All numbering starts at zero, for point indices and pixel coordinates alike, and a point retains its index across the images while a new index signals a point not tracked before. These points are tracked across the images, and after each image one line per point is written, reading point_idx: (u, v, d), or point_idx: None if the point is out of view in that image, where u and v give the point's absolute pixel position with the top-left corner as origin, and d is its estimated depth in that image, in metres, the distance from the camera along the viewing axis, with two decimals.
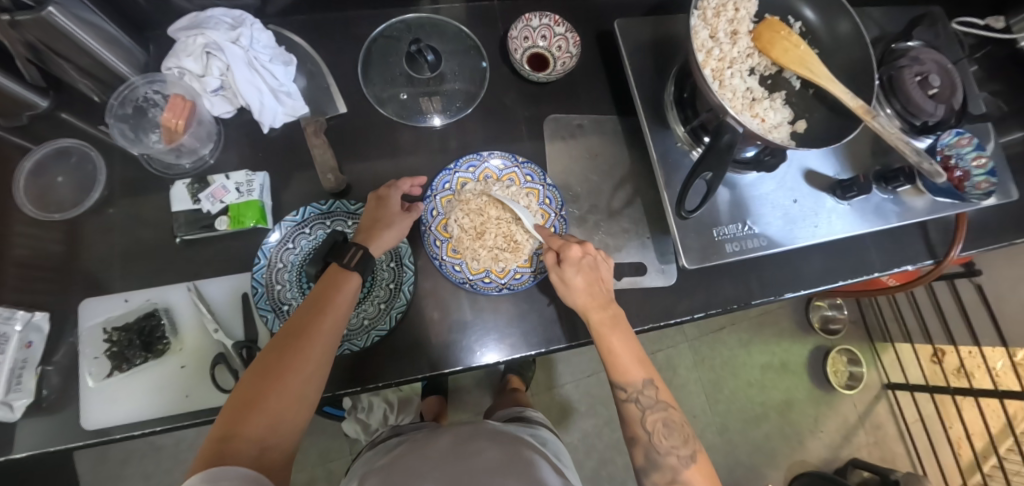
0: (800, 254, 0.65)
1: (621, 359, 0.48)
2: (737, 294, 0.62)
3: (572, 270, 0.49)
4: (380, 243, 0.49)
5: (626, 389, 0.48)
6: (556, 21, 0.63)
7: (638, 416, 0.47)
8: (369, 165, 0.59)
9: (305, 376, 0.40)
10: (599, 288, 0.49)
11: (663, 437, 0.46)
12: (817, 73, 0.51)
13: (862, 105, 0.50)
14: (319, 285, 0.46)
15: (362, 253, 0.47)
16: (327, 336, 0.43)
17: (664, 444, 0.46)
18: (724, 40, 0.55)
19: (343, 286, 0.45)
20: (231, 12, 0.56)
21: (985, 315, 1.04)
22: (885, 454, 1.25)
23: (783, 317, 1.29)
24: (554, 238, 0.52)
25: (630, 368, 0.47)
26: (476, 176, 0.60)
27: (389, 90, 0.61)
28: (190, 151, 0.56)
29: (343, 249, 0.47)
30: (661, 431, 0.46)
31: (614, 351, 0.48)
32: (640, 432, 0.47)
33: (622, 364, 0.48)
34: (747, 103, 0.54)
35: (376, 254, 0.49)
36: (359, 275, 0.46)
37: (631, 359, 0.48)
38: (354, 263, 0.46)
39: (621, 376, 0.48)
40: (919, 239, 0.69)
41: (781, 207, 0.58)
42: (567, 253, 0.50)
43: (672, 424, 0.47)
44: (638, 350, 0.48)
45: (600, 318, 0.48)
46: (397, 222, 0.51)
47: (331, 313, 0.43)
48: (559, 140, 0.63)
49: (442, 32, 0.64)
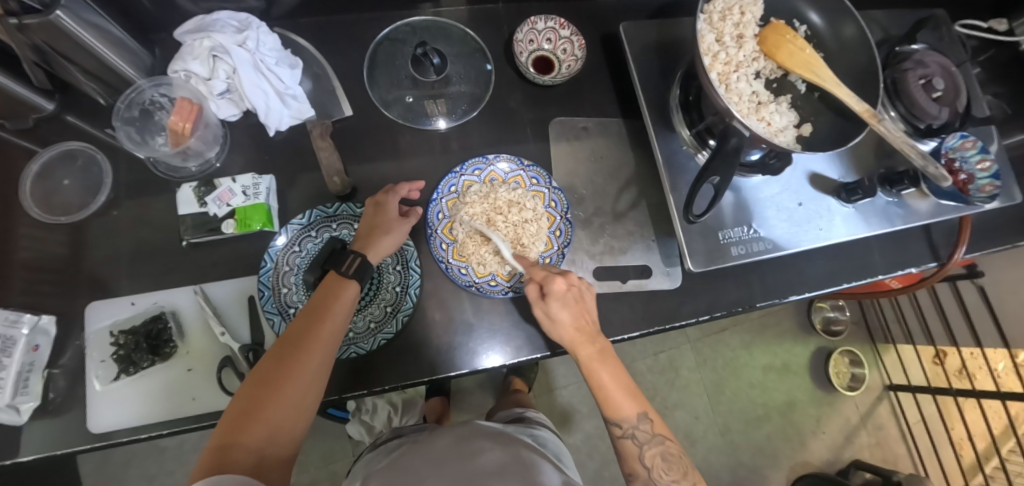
0: (803, 256, 0.65)
1: (613, 395, 0.48)
2: (741, 296, 0.62)
3: (557, 304, 0.48)
4: (379, 249, 0.50)
5: (621, 425, 0.48)
6: (561, 24, 0.63)
7: (636, 452, 0.47)
8: (374, 168, 0.59)
9: (303, 384, 0.40)
10: (585, 321, 0.49)
11: (662, 472, 0.46)
12: (822, 76, 0.51)
13: (868, 109, 0.50)
14: (316, 294, 0.46)
15: (361, 260, 0.47)
16: (326, 345, 0.43)
17: (664, 479, 0.46)
18: (730, 44, 0.55)
19: (342, 296, 0.46)
20: (241, 15, 0.56)
21: (988, 317, 1.04)
22: (886, 456, 1.25)
23: (784, 318, 1.29)
24: (536, 270, 0.51)
25: (623, 405, 0.48)
26: (482, 178, 0.60)
27: (395, 92, 0.61)
28: (196, 154, 0.56)
29: (341, 258, 0.48)
30: (660, 466, 0.46)
31: (605, 387, 0.48)
32: (639, 468, 0.47)
33: (615, 401, 0.48)
34: (753, 107, 0.54)
35: (375, 261, 0.49)
36: (357, 283, 0.46)
37: (624, 393, 0.48)
38: (353, 270, 0.47)
39: (615, 412, 0.48)
40: (923, 242, 0.69)
41: (787, 210, 0.59)
42: (551, 287, 0.48)
43: (670, 457, 0.47)
44: (629, 384, 0.49)
45: (588, 354, 0.48)
46: (398, 228, 0.51)
47: (329, 322, 0.43)
48: (564, 143, 0.63)
49: (447, 35, 0.64)
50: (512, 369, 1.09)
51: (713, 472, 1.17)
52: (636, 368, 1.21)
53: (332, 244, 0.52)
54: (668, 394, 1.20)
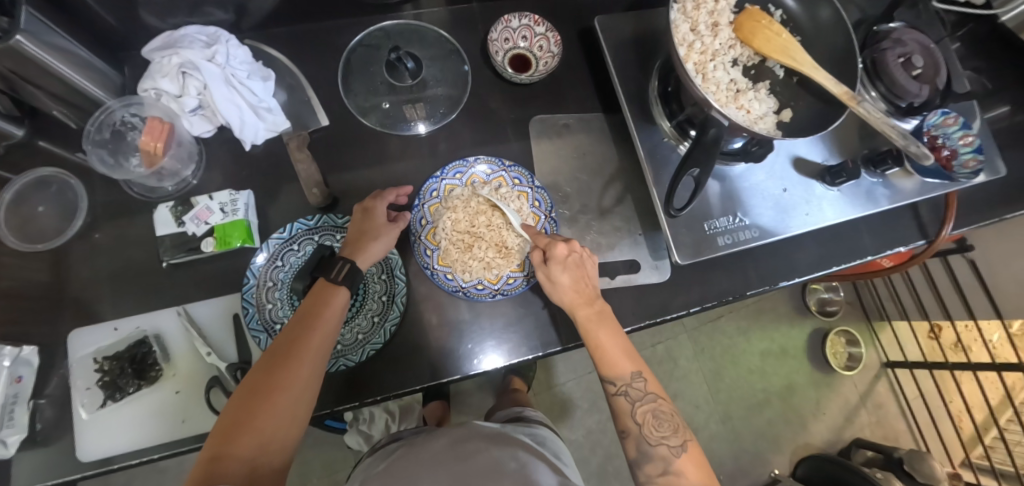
0: (793, 241, 0.65)
1: (609, 353, 0.48)
2: (732, 285, 0.62)
3: (558, 268, 0.48)
4: (369, 255, 0.49)
5: (615, 383, 0.48)
6: (536, 21, 0.63)
7: (628, 409, 0.47)
8: (355, 176, 0.58)
9: (295, 392, 0.40)
10: (585, 285, 0.49)
11: (653, 428, 0.46)
12: (800, 61, 0.50)
13: (846, 91, 0.49)
14: (306, 302, 0.45)
15: (350, 267, 0.47)
16: (316, 351, 0.42)
17: (655, 434, 0.46)
18: (705, 33, 0.54)
19: (331, 302, 0.45)
20: (209, 29, 0.56)
21: (981, 291, 1.05)
22: (887, 433, 1.26)
23: (780, 302, 1.29)
24: (542, 236, 0.52)
25: (619, 362, 0.48)
26: (464, 182, 0.59)
27: (371, 99, 0.60)
28: (172, 173, 0.55)
29: (331, 263, 0.47)
30: (650, 422, 0.46)
31: (602, 347, 0.48)
32: (630, 425, 0.47)
33: (611, 358, 0.48)
34: (731, 95, 0.53)
35: (363, 268, 0.48)
36: (346, 289, 0.46)
37: (620, 352, 0.48)
38: (342, 277, 0.46)
39: (610, 370, 0.48)
40: (911, 219, 0.69)
41: (772, 197, 0.58)
42: (553, 252, 0.49)
43: (661, 414, 0.47)
44: (626, 344, 0.49)
45: (587, 315, 0.48)
46: (385, 234, 0.50)
47: (318, 329, 0.43)
48: (545, 140, 0.62)
49: (422, 38, 0.63)
50: (511, 369, 1.09)
51: (716, 459, 1.18)
52: None
53: (315, 255, 0.51)
54: (668, 385, 1.21)
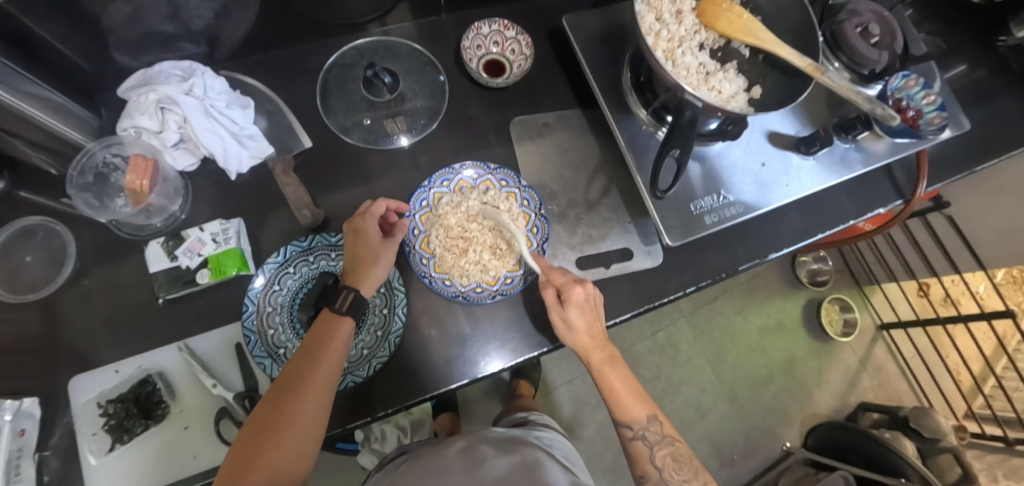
0: (778, 214, 0.67)
1: (623, 397, 0.51)
2: (723, 263, 0.63)
3: (575, 311, 0.49)
4: (372, 280, 0.49)
5: (632, 427, 0.51)
6: (506, 26, 0.64)
7: (647, 453, 0.50)
8: (344, 195, 0.59)
9: (302, 427, 0.40)
10: (597, 328, 0.51)
11: (674, 472, 0.48)
12: (764, 39, 0.52)
13: (810, 64, 0.50)
14: (312, 332, 0.45)
15: (354, 295, 0.46)
16: (323, 385, 0.42)
17: (676, 478, 0.48)
18: (670, 21, 0.56)
19: (336, 333, 0.45)
20: (201, 63, 0.58)
21: (961, 245, 1.08)
22: (890, 394, 1.28)
23: (772, 277, 1.30)
24: (556, 272, 0.53)
25: (634, 407, 0.51)
26: (452, 188, 0.60)
27: (351, 117, 0.61)
28: (159, 209, 0.55)
29: (333, 294, 0.47)
30: (670, 466, 0.49)
31: (615, 390, 0.52)
32: (651, 470, 0.49)
33: (625, 403, 0.51)
34: (702, 77, 0.54)
35: (367, 294, 0.48)
36: (352, 319, 0.46)
37: (633, 396, 0.52)
38: (346, 307, 0.46)
39: (625, 414, 0.51)
40: (886, 181, 0.72)
41: (751, 173, 0.60)
42: (569, 294, 0.50)
43: (679, 458, 0.49)
44: (638, 388, 0.53)
45: (599, 359, 0.52)
46: (384, 256, 0.50)
47: (324, 361, 0.42)
48: (527, 141, 0.63)
49: (395, 54, 0.64)
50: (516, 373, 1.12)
51: (728, 439, 1.19)
52: (637, 351, 1.21)
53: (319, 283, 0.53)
54: (672, 371, 1.22)
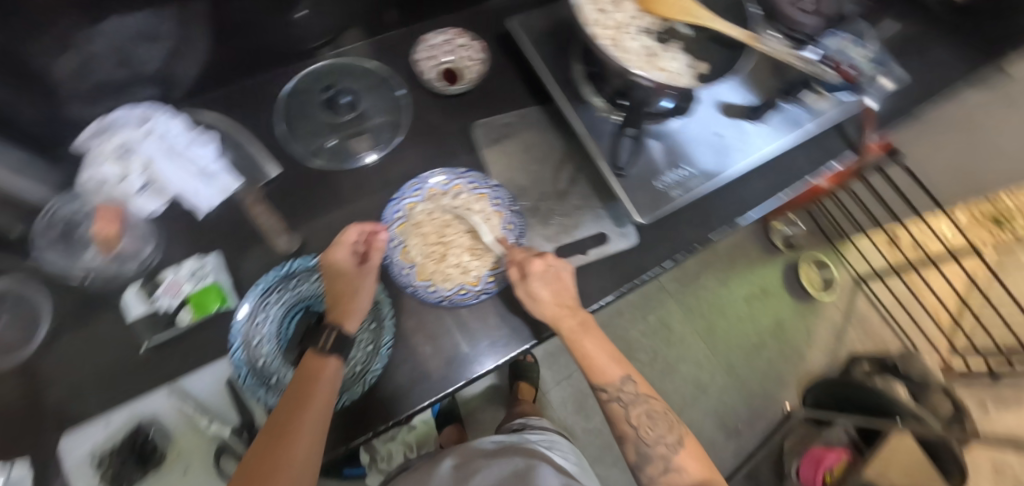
0: (740, 180, 0.70)
1: (596, 361, 0.53)
2: (696, 234, 0.65)
3: (537, 282, 0.51)
4: (356, 315, 0.50)
5: (607, 390, 0.53)
6: (456, 35, 0.66)
7: (623, 414, 0.52)
8: (318, 218, 0.59)
9: (294, 471, 0.39)
10: (564, 296, 0.52)
11: (649, 429, 0.51)
12: (700, 16, 0.55)
13: (748, 34, 0.54)
14: (297, 376, 0.45)
15: (336, 334, 0.47)
16: (312, 426, 0.41)
17: (651, 435, 0.51)
18: (611, 10, 0.56)
19: (321, 373, 0.45)
20: (167, 106, 0.59)
21: (917, 188, 1.15)
22: (877, 343, 1.33)
23: (750, 247, 1.34)
24: (517, 250, 0.55)
25: (607, 369, 0.53)
26: (424, 196, 0.59)
27: (315, 142, 0.61)
28: (133, 255, 0.54)
29: (316, 335, 0.47)
30: (645, 422, 0.51)
31: (588, 355, 0.53)
32: (628, 429, 0.52)
33: (600, 366, 0.53)
34: (649, 60, 0.54)
35: (351, 329, 0.49)
36: (336, 358, 0.46)
37: (606, 359, 0.53)
38: (330, 346, 0.46)
39: (600, 378, 0.53)
40: (837, 137, 0.76)
41: (709, 143, 0.63)
42: (530, 267, 0.52)
43: (654, 414, 0.52)
44: (611, 351, 0.54)
45: (570, 326, 0.52)
46: (360, 284, 0.51)
47: (312, 403, 0.42)
48: (492, 143, 0.64)
49: (352, 72, 0.64)
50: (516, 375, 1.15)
51: (731, 410, 1.21)
52: (630, 336, 1.23)
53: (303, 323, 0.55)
54: (667, 351, 1.24)
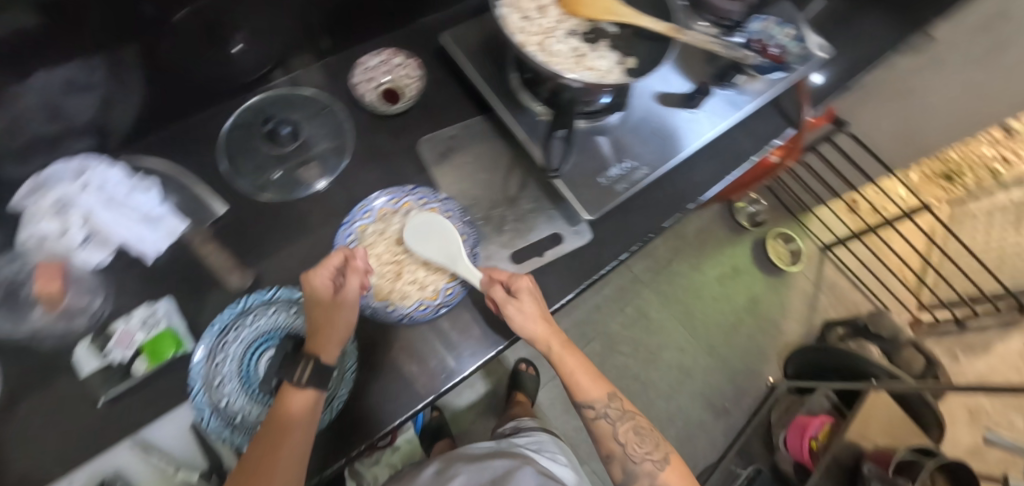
0: (686, 166, 0.72)
1: (582, 380, 0.55)
2: (649, 224, 0.67)
3: (527, 298, 0.52)
4: (334, 346, 0.47)
5: (594, 408, 0.54)
6: (391, 55, 0.65)
7: (610, 430, 0.54)
8: (269, 251, 0.59)
9: None
10: (549, 315, 0.54)
11: (636, 445, 0.53)
12: (623, 14, 0.56)
13: (668, 27, 0.55)
14: (273, 408, 0.43)
15: (314, 365, 0.44)
16: (286, 465, 0.40)
17: (638, 451, 0.53)
18: (535, 16, 0.57)
19: (290, 409, 0.42)
20: (106, 155, 0.58)
21: (865, 154, 1.20)
22: (848, 306, 1.37)
23: (717, 228, 1.37)
24: (500, 269, 0.55)
25: (593, 388, 0.55)
26: (374, 217, 0.58)
27: (260, 175, 0.61)
28: (81, 310, 0.52)
29: (292, 366, 0.44)
30: (632, 438, 0.53)
31: (574, 374, 0.55)
32: (615, 447, 0.53)
33: (586, 386, 0.55)
34: (577, 61, 0.55)
35: (329, 360, 0.46)
36: (313, 391, 0.43)
37: (591, 378, 0.55)
38: (307, 379, 0.43)
39: (586, 397, 0.55)
40: (775, 115, 0.78)
41: (649, 135, 0.65)
42: (518, 284, 0.52)
43: (640, 430, 0.54)
44: (595, 370, 0.56)
45: (558, 345, 0.54)
46: (346, 310, 0.48)
47: (286, 440, 0.41)
48: (438, 156, 0.64)
49: (293, 104, 0.65)
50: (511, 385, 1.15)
51: (716, 389, 1.24)
52: (611, 329, 1.25)
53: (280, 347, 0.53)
54: (649, 339, 1.26)
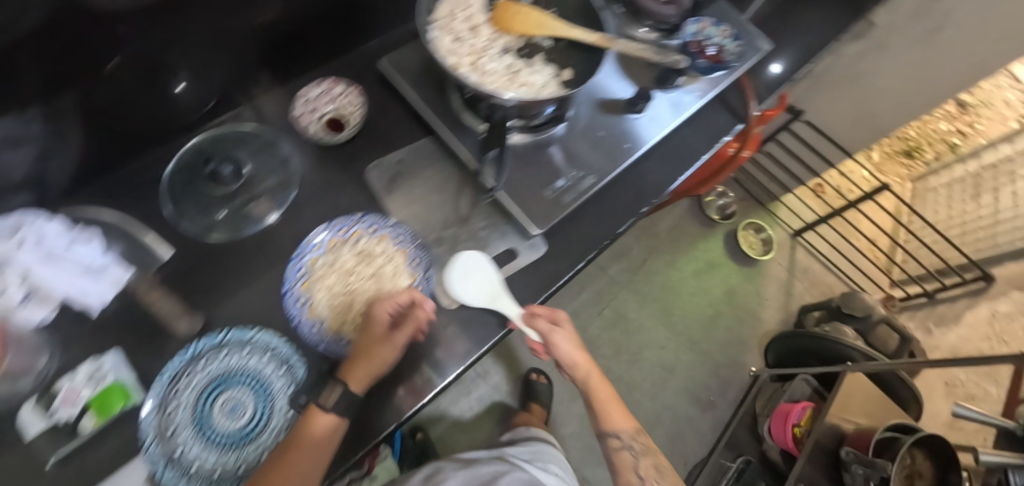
0: (637, 170, 0.73)
1: (610, 414, 0.64)
2: (604, 231, 0.67)
3: (566, 328, 0.61)
4: (366, 377, 0.49)
5: (619, 440, 0.64)
6: (332, 86, 0.67)
7: (632, 462, 0.63)
8: (219, 292, 0.58)
9: None
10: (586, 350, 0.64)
11: (655, 480, 0.62)
12: (555, 27, 0.57)
13: (600, 37, 0.56)
14: (298, 422, 0.47)
15: (341, 390, 0.47)
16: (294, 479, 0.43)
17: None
18: (467, 37, 0.56)
19: (313, 429, 0.45)
20: (46, 209, 0.56)
21: (823, 140, 1.23)
22: (823, 290, 1.39)
23: (689, 224, 1.38)
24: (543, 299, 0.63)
25: (620, 422, 0.64)
26: (324, 248, 0.58)
27: (205, 216, 0.60)
28: (25, 369, 0.49)
29: (324, 389, 0.47)
30: (651, 473, 0.62)
31: (605, 407, 0.64)
32: (634, 478, 0.62)
33: (615, 419, 0.64)
34: (511, 77, 0.55)
35: (356, 388, 0.48)
36: (333, 416, 0.46)
37: (620, 413, 0.65)
38: (332, 403, 0.46)
39: (613, 428, 0.64)
40: (722, 112, 0.80)
41: (595, 143, 0.65)
42: (559, 315, 0.61)
43: (660, 468, 0.63)
44: (622, 408, 0.65)
45: (593, 378, 0.64)
46: (379, 348, 0.49)
47: (297, 455, 0.44)
48: (386, 181, 0.64)
49: (236, 141, 0.64)
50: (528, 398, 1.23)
51: (700, 383, 1.25)
52: (592, 333, 1.25)
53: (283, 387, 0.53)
54: (630, 340, 1.26)
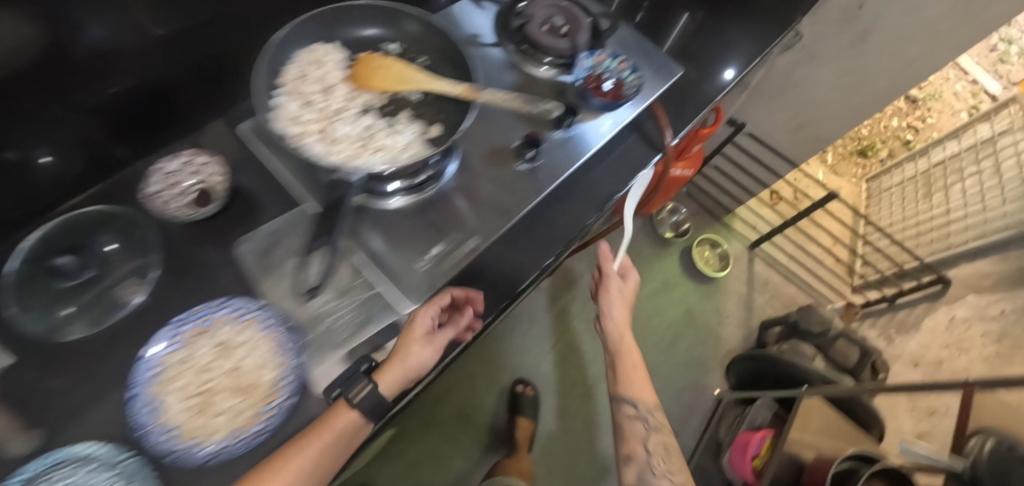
0: (542, 216, 0.68)
1: (635, 380, 0.78)
2: (506, 289, 0.63)
3: (622, 288, 0.77)
4: (394, 378, 0.47)
5: (636, 409, 0.76)
6: (193, 156, 0.64)
7: (642, 433, 0.75)
8: (53, 401, 0.49)
9: None
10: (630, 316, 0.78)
11: (659, 459, 0.73)
12: (416, 81, 0.53)
13: (465, 88, 0.52)
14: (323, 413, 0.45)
15: (370, 387, 0.45)
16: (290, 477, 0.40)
17: (660, 465, 0.72)
18: (319, 99, 0.52)
19: (333, 423, 0.44)
20: None
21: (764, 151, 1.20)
22: (785, 301, 1.36)
23: (641, 245, 1.35)
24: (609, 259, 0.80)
25: (644, 391, 0.77)
26: (183, 340, 0.53)
27: (44, 313, 0.53)
28: None
29: (351, 383, 0.46)
30: (658, 449, 0.74)
31: (633, 375, 0.77)
32: (640, 451, 0.74)
33: (639, 390, 0.77)
34: (362, 145, 0.50)
35: (386, 390, 0.46)
36: (358, 412, 0.44)
37: (644, 387, 0.77)
38: (358, 398, 0.44)
39: (636, 395, 0.76)
40: (636, 144, 0.75)
41: (483, 197, 0.60)
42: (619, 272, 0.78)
43: (666, 451, 0.74)
44: (647, 381, 0.78)
45: (629, 344, 0.78)
46: (415, 349, 0.49)
47: (302, 451, 0.42)
48: (256, 256, 0.58)
49: (93, 224, 0.59)
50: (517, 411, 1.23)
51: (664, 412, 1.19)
52: None
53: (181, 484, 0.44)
54: None
